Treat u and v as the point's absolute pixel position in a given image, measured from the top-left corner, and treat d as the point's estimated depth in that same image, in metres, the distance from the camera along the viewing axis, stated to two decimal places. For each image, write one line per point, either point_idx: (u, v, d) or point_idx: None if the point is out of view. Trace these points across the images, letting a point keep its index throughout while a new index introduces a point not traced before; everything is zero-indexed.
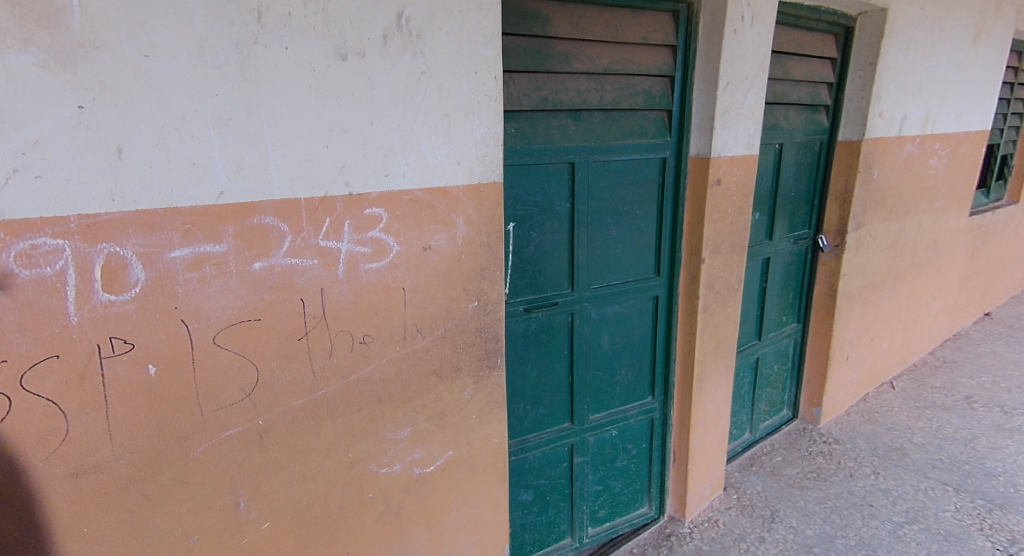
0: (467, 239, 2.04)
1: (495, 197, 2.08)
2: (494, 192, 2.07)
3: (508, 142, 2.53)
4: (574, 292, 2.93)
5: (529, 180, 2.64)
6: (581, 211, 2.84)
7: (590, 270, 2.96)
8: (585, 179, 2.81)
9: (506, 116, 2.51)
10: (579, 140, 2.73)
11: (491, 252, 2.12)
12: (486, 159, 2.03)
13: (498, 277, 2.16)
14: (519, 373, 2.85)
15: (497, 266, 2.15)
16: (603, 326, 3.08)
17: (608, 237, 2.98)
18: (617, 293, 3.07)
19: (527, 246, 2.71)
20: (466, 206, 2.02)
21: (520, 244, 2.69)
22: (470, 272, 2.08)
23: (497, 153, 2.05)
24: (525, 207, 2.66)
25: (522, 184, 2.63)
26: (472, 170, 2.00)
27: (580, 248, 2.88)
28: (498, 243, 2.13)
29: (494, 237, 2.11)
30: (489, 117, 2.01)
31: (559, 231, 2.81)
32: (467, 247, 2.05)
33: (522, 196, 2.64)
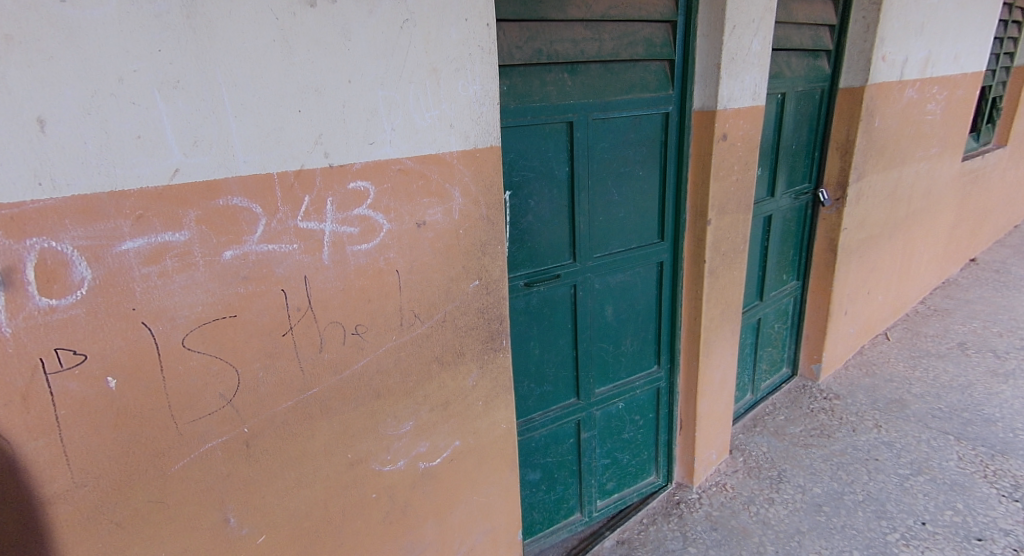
0: (464, 212, 1.86)
1: (492, 164, 1.90)
2: (491, 158, 1.89)
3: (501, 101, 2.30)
4: (578, 264, 2.76)
5: (525, 143, 2.43)
6: (582, 176, 2.65)
7: (592, 238, 2.79)
8: (585, 142, 2.60)
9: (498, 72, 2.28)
10: (578, 97, 2.51)
11: (490, 225, 1.94)
12: (482, 122, 1.83)
13: (500, 250, 1.99)
14: (522, 349, 2.69)
15: (496, 240, 1.97)
16: (607, 296, 2.94)
17: (610, 203, 2.80)
18: (621, 261, 2.92)
19: (525, 215, 2.52)
20: (462, 174, 1.82)
21: (517, 213, 2.49)
22: (468, 248, 1.90)
23: (492, 114, 1.85)
24: (521, 173, 2.46)
25: (517, 149, 2.41)
26: (466, 134, 1.80)
27: (581, 215, 2.70)
28: (496, 214, 1.95)
29: (493, 208, 1.93)
30: (482, 72, 1.79)
31: (558, 197, 2.62)
32: (464, 219, 1.86)
33: (516, 161, 2.42)
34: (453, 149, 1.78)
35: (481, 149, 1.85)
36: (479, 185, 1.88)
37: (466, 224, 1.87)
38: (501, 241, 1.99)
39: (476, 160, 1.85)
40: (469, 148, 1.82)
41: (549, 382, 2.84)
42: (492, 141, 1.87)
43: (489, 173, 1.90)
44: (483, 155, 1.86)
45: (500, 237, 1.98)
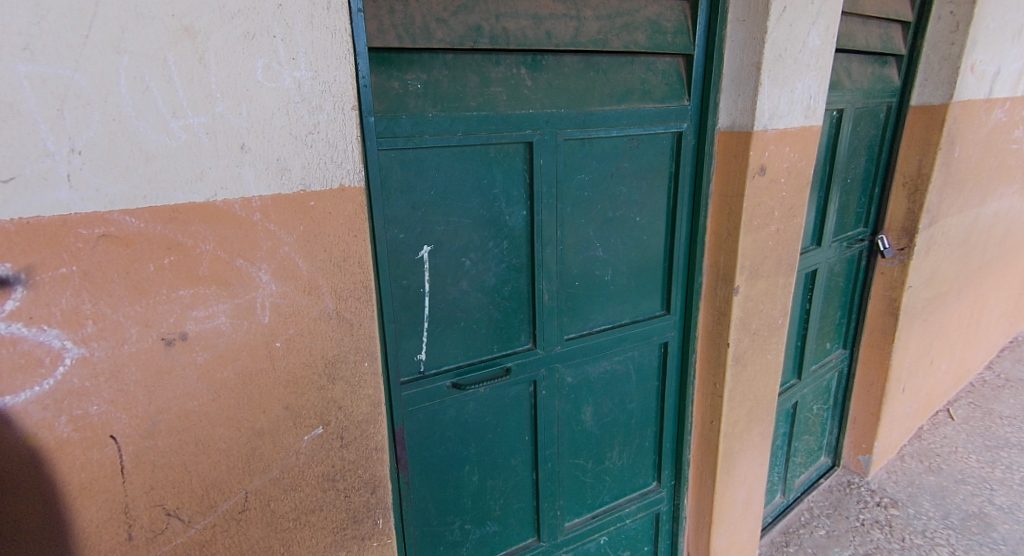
0: (283, 310, 1.11)
1: (346, 220, 1.14)
2: (342, 211, 1.14)
3: (414, 103, 1.53)
4: (541, 353, 1.93)
5: (454, 173, 1.64)
6: (546, 225, 1.82)
7: (562, 312, 1.94)
8: (552, 175, 1.78)
9: (407, 59, 1.49)
10: (538, 105, 1.69)
11: (346, 332, 1.19)
12: (319, 141, 1.09)
13: (372, 375, 1.24)
14: (451, 469, 1.86)
15: (358, 351, 1.21)
16: (585, 392, 2.08)
17: (591, 264, 1.96)
18: (605, 344, 2.06)
19: (452, 281, 1.73)
20: (272, 243, 1.07)
21: (438, 276, 1.71)
22: (304, 373, 1.15)
23: (339, 128, 1.11)
24: (443, 220, 1.67)
25: (441, 180, 1.63)
26: (284, 166, 1.06)
27: (543, 282, 1.86)
28: (358, 308, 1.19)
29: (347, 297, 1.17)
30: (302, 42, 1.03)
31: (509, 256, 1.80)
32: (285, 320, 1.11)
33: (436, 200, 1.64)
34: (256, 194, 1.04)
35: (315, 193, 1.10)
36: (311, 261, 1.12)
37: (290, 324, 1.12)
38: (371, 355, 1.23)
39: (305, 212, 1.09)
40: (290, 195, 1.07)
41: (493, 517, 2.00)
42: (345, 178, 1.13)
43: (334, 235, 1.14)
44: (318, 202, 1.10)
45: (370, 347, 1.23)
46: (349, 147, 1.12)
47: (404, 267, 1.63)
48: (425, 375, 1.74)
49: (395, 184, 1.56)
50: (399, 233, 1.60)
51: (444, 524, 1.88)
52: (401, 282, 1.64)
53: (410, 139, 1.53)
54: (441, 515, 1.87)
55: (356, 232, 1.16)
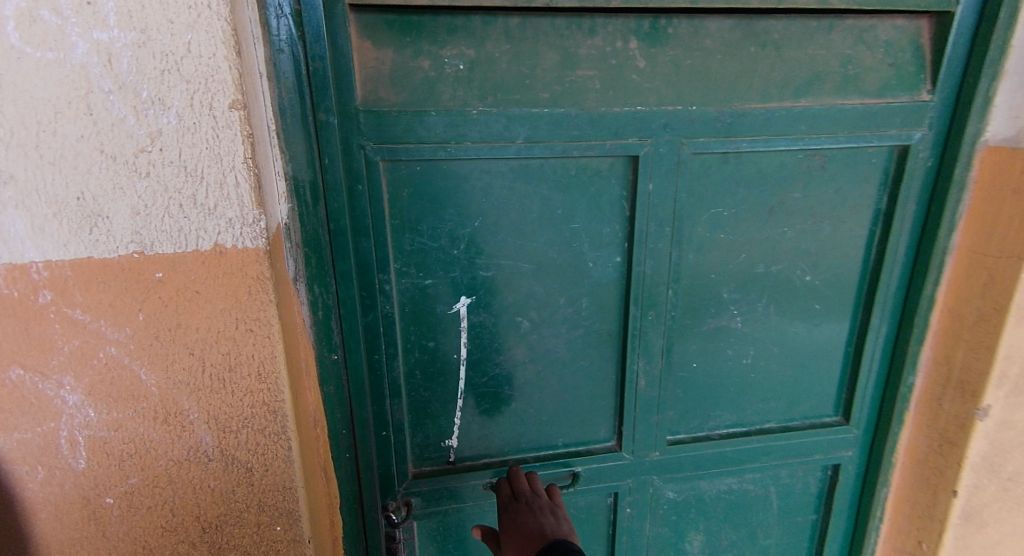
0: (119, 450, 0.69)
1: (226, 306, 0.67)
2: (215, 290, 0.66)
3: (451, 93, 1.02)
4: (628, 459, 1.34)
5: (506, 197, 1.11)
6: (653, 280, 1.20)
7: (666, 405, 1.32)
8: (667, 206, 1.15)
9: (449, 27, 0.98)
10: (652, 99, 1.07)
11: (241, 483, 0.75)
12: (163, 166, 0.61)
13: (291, 548, 0.80)
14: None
15: (259, 508, 0.77)
16: (693, 514, 1.44)
17: (721, 339, 1.29)
18: (730, 458, 1.38)
19: (498, 349, 1.22)
20: (85, 350, 0.64)
21: (477, 341, 1.20)
22: (166, 542, 0.75)
23: (200, 141, 0.61)
24: (489, 264, 1.15)
25: (487, 206, 1.11)
26: (97, 209, 0.60)
27: (639, 362, 1.26)
28: (257, 445, 0.74)
29: (235, 427, 0.72)
30: None
31: (588, 320, 1.23)
32: (120, 466, 0.70)
33: (479, 235, 1.13)
34: (39, 259, 0.60)
35: (164, 261, 0.63)
36: (166, 374, 0.68)
37: (129, 469, 0.70)
38: (286, 514, 0.78)
39: (145, 291, 0.64)
40: (114, 262, 0.62)
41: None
42: (218, 232, 0.64)
43: (201, 328, 0.67)
44: (165, 274, 0.64)
45: (287, 505, 0.78)
46: (226, 175, 0.63)
47: (429, 326, 1.17)
48: (456, 467, 1.28)
49: (421, 210, 1.08)
50: (422, 277, 1.13)
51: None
52: (425, 345, 1.18)
53: (447, 145, 1.04)
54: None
55: (249, 326, 0.69)
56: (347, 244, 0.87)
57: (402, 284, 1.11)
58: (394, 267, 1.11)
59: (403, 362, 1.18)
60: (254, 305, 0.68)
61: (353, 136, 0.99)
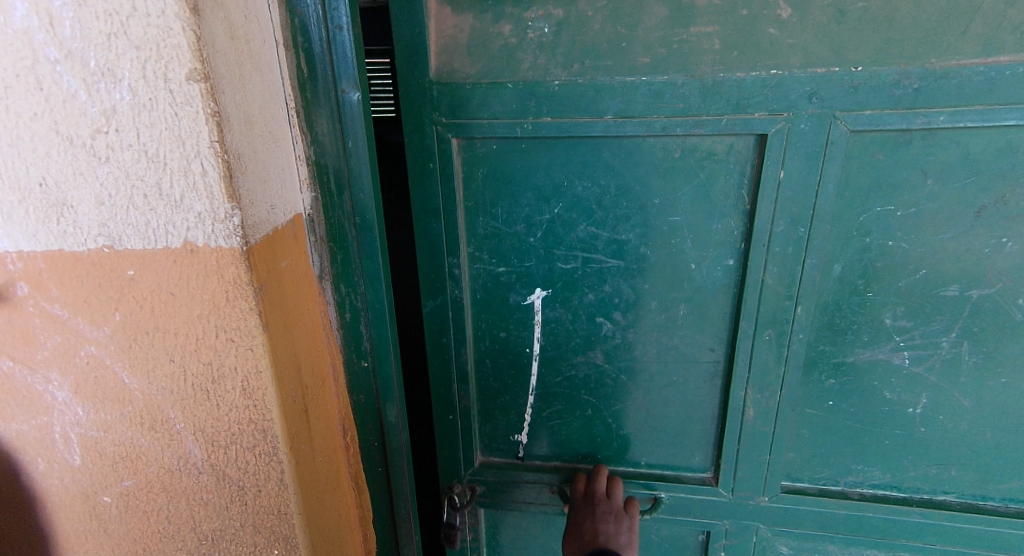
0: (111, 450, 0.65)
1: (203, 312, 0.58)
2: (189, 294, 0.58)
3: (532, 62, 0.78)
4: (728, 497, 0.98)
5: (602, 184, 0.83)
6: (776, 294, 0.83)
7: (789, 448, 0.93)
8: (803, 200, 0.77)
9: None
10: (794, 60, 0.72)
11: (235, 500, 0.69)
12: (123, 150, 0.52)
13: None
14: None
15: (255, 529, 0.70)
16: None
17: (875, 384, 0.87)
18: (880, 526, 0.95)
19: (576, 351, 0.93)
20: (67, 348, 0.60)
21: (550, 351, 0.94)
22: (165, 547, 0.71)
23: (158, 119, 0.51)
24: (570, 254, 0.87)
25: (573, 189, 0.83)
26: (62, 197, 0.54)
27: (746, 391, 0.89)
28: (249, 465, 0.66)
29: (225, 443, 0.65)
30: None
31: (686, 332, 0.89)
32: (114, 467, 0.66)
33: (564, 222, 0.85)
34: (13, 250, 0.56)
35: (132, 257, 0.56)
36: (148, 379, 0.61)
37: (123, 470, 0.66)
38: (283, 540, 0.71)
39: (118, 289, 0.57)
40: (85, 256, 0.56)
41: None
42: (188, 227, 0.55)
43: (180, 334, 0.60)
44: (137, 273, 0.57)
45: (283, 530, 0.71)
46: (192, 163, 0.52)
47: (498, 316, 0.93)
48: (523, 464, 1.04)
49: (497, 191, 0.85)
50: (498, 266, 0.89)
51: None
52: (496, 338, 0.95)
53: (523, 121, 0.80)
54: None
55: (230, 336, 0.60)
56: (375, 242, 0.75)
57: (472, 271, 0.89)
58: (472, 258, 0.90)
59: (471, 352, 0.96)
60: (233, 314, 0.59)
61: (433, 113, 0.81)
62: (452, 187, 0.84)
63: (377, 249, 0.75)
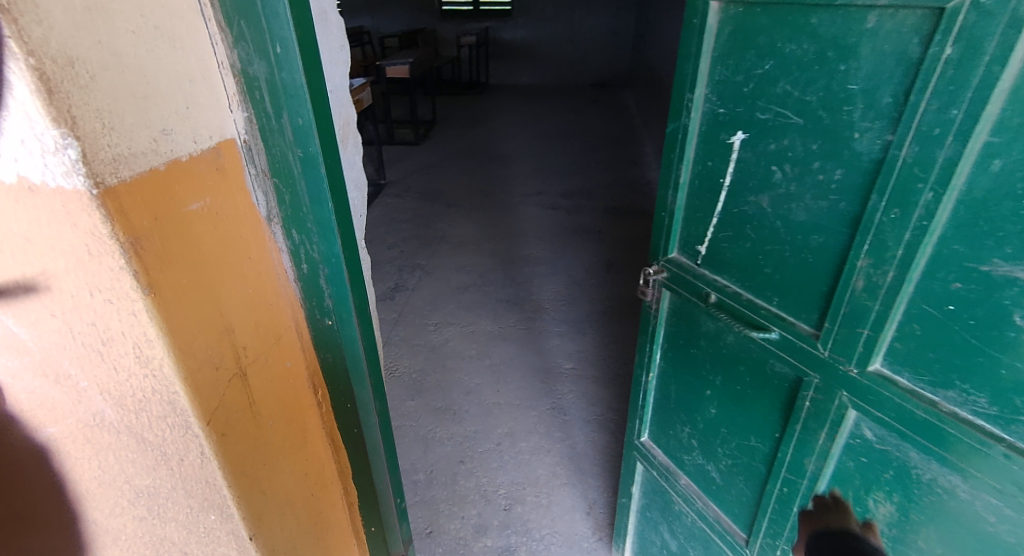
0: (26, 397, 0.58)
1: (66, 264, 0.46)
2: (48, 246, 0.46)
3: None
4: (822, 355, 0.73)
5: (803, 46, 0.67)
6: (911, 178, 0.59)
7: (885, 351, 0.67)
8: (961, 76, 0.54)
9: None
10: None
11: (161, 466, 0.61)
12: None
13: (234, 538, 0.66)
14: (676, 415, 1.07)
15: (187, 493, 0.63)
16: (887, 508, 0.73)
17: (1005, 303, 0.56)
18: (982, 468, 0.60)
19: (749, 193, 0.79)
20: None
21: (735, 193, 0.81)
22: (106, 493, 0.66)
23: None
24: (767, 108, 0.73)
25: (784, 49, 0.69)
26: None
27: (860, 272, 0.66)
28: (165, 434, 0.57)
29: (134, 408, 0.56)
30: None
31: (839, 201, 0.68)
32: (34, 412, 0.59)
33: (768, 79, 0.72)
34: None
35: None
36: (37, 332, 0.52)
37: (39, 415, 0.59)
38: (218, 507, 0.63)
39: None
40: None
41: (711, 529, 1.04)
42: (17, 158, 0.41)
43: (52, 288, 0.48)
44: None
45: (217, 499, 0.63)
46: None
47: (708, 149, 0.83)
48: (699, 273, 0.91)
49: (732, 48, 0.75)
50: (718, 105, 0.79)
51: (661, 478, 1.14)
52: (705, 166, 0.85)
53: None
54: (654, 445, 1.15)
55: (106, 297, 0.48)
56: (323, 179, 0.61)
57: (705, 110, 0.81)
58: (705, 96, 0.81)
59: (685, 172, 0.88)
60: (102, 272, 0.46)
61: None
62: (704, 39, 0.78)
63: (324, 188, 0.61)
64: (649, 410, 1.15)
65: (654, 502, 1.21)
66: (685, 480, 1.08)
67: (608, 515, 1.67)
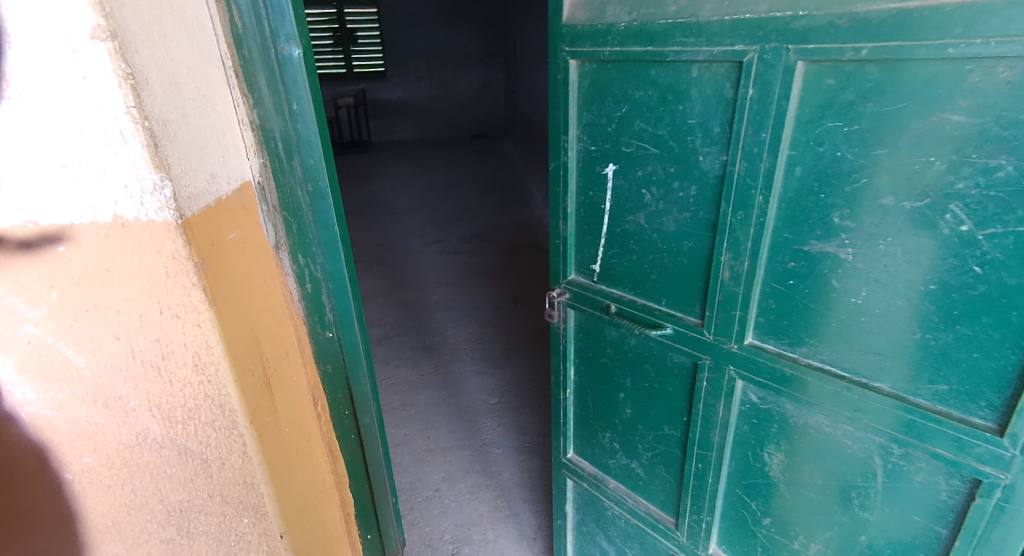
0: (67, 429, 0.64)
1: (145, 285, 0.56)
2: (133, 272, 0.55)
3: (613, 12, 0.89)
4: (708, 338, 0.94)
5: (650, 93, 0.89)
6: (745, 185, 0.82)
7: (753, 325, 0.89)
8: (760, 107, 0.77)
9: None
10: (763, 5, 0.74)
11: (199, 472, 0.68)
12: (32, 114, 0.48)
13: (263, 542, 0.73)
14: (597, 424, 1.25)
15: (223, 499, 0.70)
16: (779, 458, 0.94)
17: (823, 272, 0.79)
18: (829, 400, 0.83)
19: (628, 214, 1.00)
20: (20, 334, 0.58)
21: (616, 215, 1.02)
22: (134, 520, 0.71)
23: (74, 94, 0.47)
24: (631, 142, 0.94)
25: (634, 96, 0.91)
26: None
27: (725, 263, 0.88)
28: (210, 439, 0.65)
29: (182, 418, 0.64)
30: None
31: (698, 210, 0.89)
32: (73, 443, 0.65)
33: (627, 120, 0.94)
34: None
35: (59, 232, 0.53)
36: (96, 357, 0.60)
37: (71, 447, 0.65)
38: (253, 508, 0.71)
39: (50, 266, 0.55)
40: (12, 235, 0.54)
41: (644, 522, 1.21)
42: (116, 201, 0.52)
43: (122, 311, 0.57)
44: (68, 250, 0.54)
45: (253, 499, 0.70)
46: (112, 130, 0.49)
47: (586, 181, 1.05)
48: (597, 288, 1.11)
49: (594, 97, 0.97)
50: (590, 144, 1.01)
51: (591, 487, 1.31)
52: (587, 197, 1.06)
53: (605, 47, 0.91)
54: (580, 459, 1.33)
55: (175, 313, 0.58)
56: (329, 208, 0.76)
57: (580, 145, 1.03)
58: (577, 137, 1.03)
59: (571, 200, 1.09)
60: (176, 289, 0.56)
61: (557, 41, 0.97)
62: (570, 90, 1.00)
63: (332, 216, 0.76)
64: (570, 427, 1.32)
65: (588, 514, 1.37)
66: (614, 483, 1.26)
67: (550, 537, 1.81)
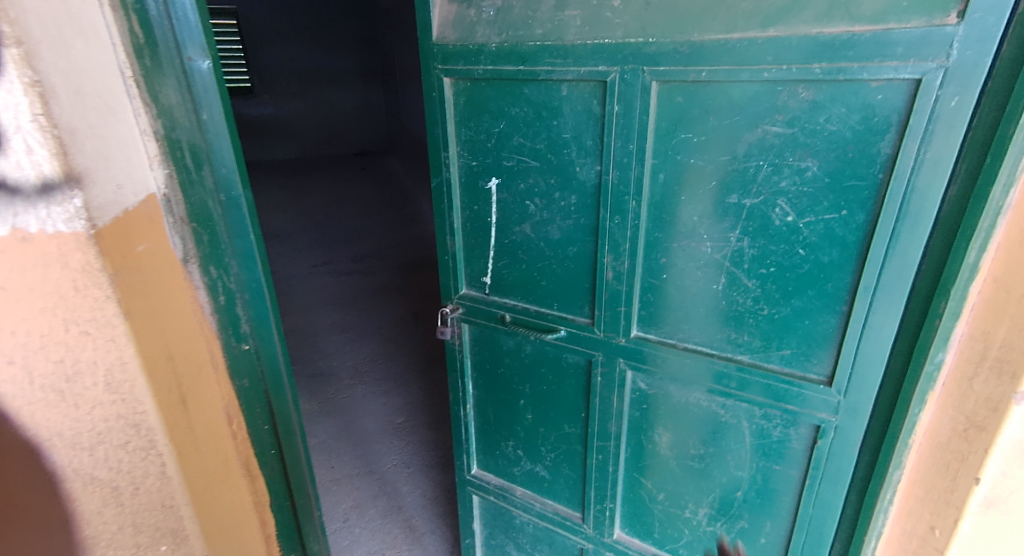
0: None
1: (46, 303, 0.53)
2: (40, 284, 0.52)
3: (483, 35, 0.98)
4: (599, 335, 1.04)
5: (524, 109, 0.98)
6: (619, 191, 0.94)
7: (638, 319, 1.00)
8: (625, 121, 0.89)
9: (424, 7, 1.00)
10: (619, 32, 0.86)
11: (111, 502, 0.62)
12: None
13: None
14: (499, 435, 1.30)
15: (135, 529, 0.65)
16: (666, 437, 1.05)
17: (690, 265, 0.92)
18: (701, 376, 0.96)
19: (516, 224, 1.08)
20: None
21: (503, 226, 1.10)
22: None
23: None
24: (513, 157, 1.03)
25: (510, 112, 1.00)
26: None
27: (608, 263, 0.99)
28: (122, 463, 0.62)
29: (91, 444, 0.59)
30: None
31: (579, 217, 1.00)
32: None
33: (506, 134, 1.02)
34: None
35: None
36: None
37: None
38: (173, 531, 0.68)
39: None
40: None
41: (552, 523, 1.27)
42: (16, 213, 0.49)
43: (18, 334, 0.53)
44: None
45: (173, 521, 0.68)
46: (15, 139, 0.48)
47: (469, 195, 1.11)
48: (489, 299, 1.17)
49: (471, 114, 1.04)
50: (471, 159, 1.08)
51: (497, 499, 1.36)
52: (473, 211, 1.13)
53: (477, 67, 0.99)
54: (484, 473, 1.37)
55: (84, 328, 0.55)
56: (244, 217, 0.77)
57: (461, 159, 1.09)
58: (457, 154, 1.10)
59: (457, 214, 1.15)
60: (85, 303, 0.54)
61: (430, 60, 1.04)
62: (445, 107, 1.06)
63: (248, 222, 0.77)
64: (472, 442, 1.37)
65: (497, 528, 1.41)
66: (520, 490, 1.32)
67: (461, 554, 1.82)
